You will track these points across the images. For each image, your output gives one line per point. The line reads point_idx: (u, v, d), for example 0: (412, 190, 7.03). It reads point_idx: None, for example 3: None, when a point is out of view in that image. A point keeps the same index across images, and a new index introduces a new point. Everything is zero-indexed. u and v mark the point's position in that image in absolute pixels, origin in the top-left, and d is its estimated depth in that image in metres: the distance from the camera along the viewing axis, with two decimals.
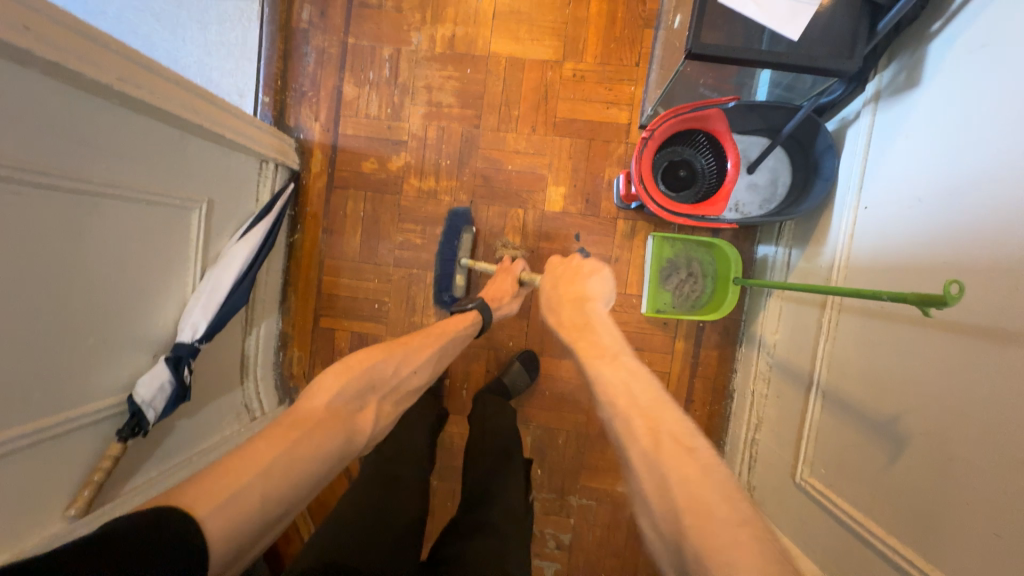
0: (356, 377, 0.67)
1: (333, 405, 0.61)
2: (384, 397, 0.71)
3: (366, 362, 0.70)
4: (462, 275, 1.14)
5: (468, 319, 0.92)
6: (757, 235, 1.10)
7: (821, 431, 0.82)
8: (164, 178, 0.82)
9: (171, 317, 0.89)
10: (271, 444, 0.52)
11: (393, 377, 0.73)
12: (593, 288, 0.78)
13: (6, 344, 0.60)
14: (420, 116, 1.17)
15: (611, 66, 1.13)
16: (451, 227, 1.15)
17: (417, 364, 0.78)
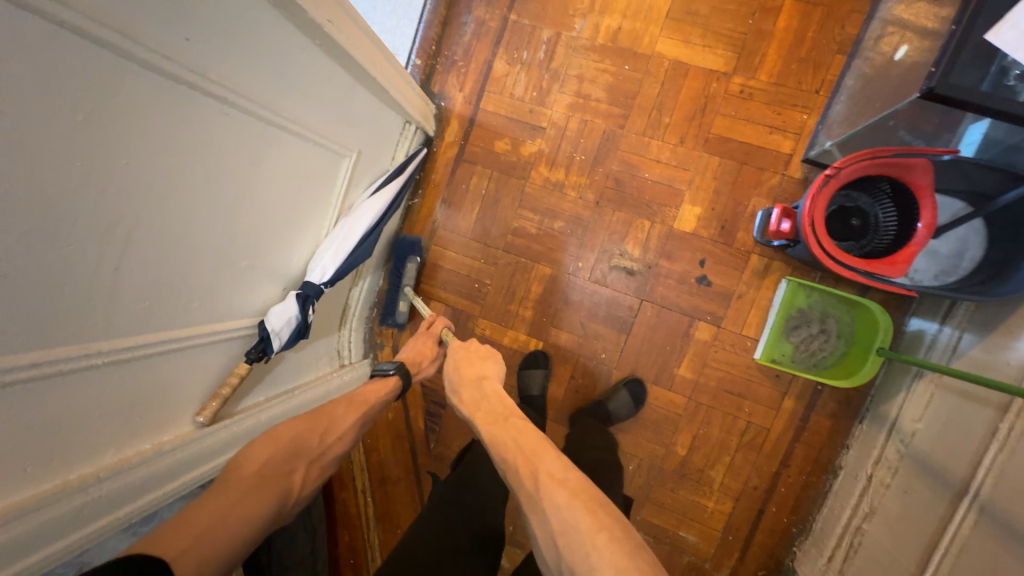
0: (281, 444, 0.70)
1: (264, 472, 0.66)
2: (314, 461, 0.73)
3: (289, 433, 0.72)
4: (405, 303, 1.18)
5: (388, 385, 0.91)
6: (913, 306, 0.97)
7: (968, 548, 0.71)
8: (332, 122, 0.84)
9: (305, 256, 0.92)
10: (217, 499, 0.58)
11: (318, 446, 0.75)
12: (491, 369, 0.83)
13: (183, 250, 0.64)
14: (564, 106, 1.13)
15: (786, 88, 1.03)
16: (399, 253, 1.20)
17: (343, 431, 0.79)
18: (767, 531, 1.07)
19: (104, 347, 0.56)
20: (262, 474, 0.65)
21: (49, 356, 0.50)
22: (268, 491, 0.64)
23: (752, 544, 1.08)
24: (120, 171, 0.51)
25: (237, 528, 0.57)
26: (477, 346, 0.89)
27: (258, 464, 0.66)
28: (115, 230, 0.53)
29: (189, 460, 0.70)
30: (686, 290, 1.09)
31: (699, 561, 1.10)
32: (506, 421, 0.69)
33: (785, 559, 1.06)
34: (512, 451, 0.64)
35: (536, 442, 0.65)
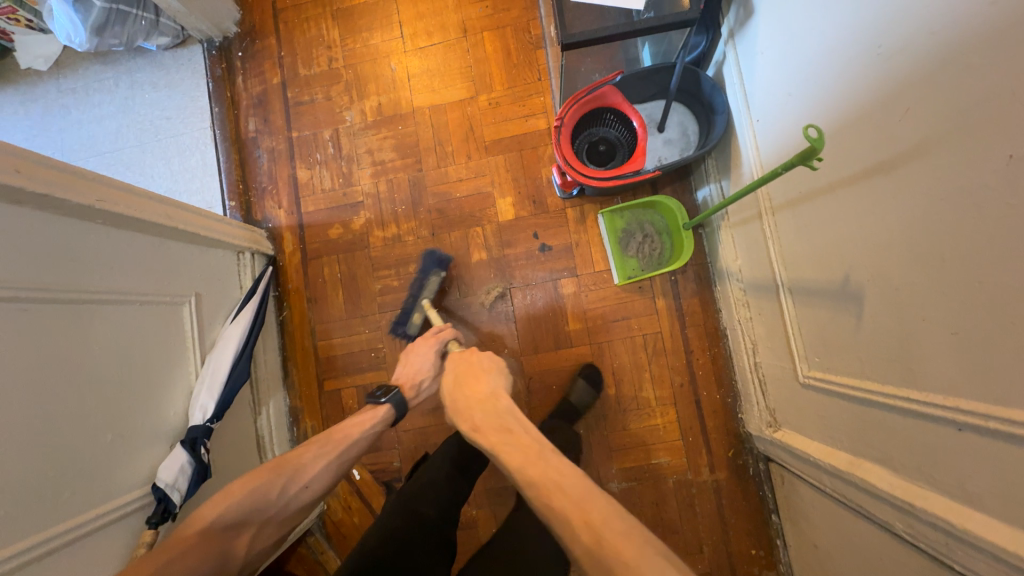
0: (236, 500, 0.73)
1: (211, 529, 0.68)
2: (265, 523, 0.75)
3: (248, 485, 0.75)
4: (419, 316, 1.12)
5: (377, 417, 0.90)
6: (692, 184, 1.19)
7: (801, 324, 0.86)
8: (154, 280, 0.92)
9: (181, 406, 0.93)
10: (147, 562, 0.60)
11: (281, 498, 0.77)
12: (491, 367, 0.80)
13: (32, 446, 0.65)
14: (368, 176, 1.30)
15: (519, 86, 1.29)
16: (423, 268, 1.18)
17: (310, 477, 0.80)
18: (712, 413, 1.16)
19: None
20: (206, 535, 0.67)
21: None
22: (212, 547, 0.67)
23: (708, 431, 1.16)
24: None
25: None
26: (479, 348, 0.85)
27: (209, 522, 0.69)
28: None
29: None
30: (537, 260, 1.24)
31: (683, 475, 1.15)
32: (537, 455, 0.61)
33: (740, 428, 1.15)
34: (544, 484, 0.57)
35: (575, 474, 0.57)
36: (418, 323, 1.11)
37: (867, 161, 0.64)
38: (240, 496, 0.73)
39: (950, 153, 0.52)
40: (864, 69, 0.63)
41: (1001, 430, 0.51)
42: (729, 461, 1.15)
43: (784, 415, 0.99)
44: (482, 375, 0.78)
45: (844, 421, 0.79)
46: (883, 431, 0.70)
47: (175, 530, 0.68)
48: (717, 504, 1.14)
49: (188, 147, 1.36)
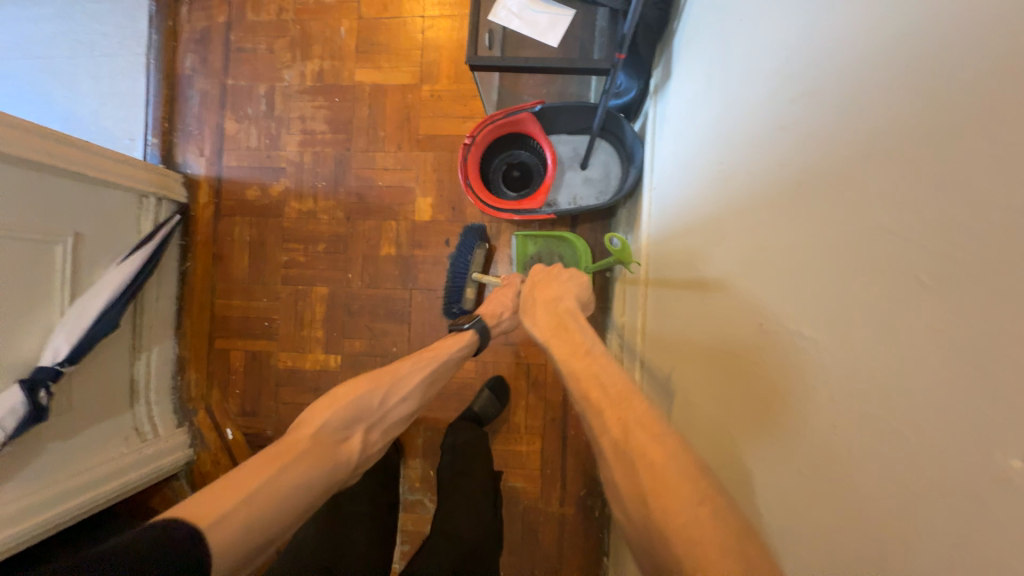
0: (338, 408, 0.69)
1: (321, 432, 0.65)
2: (370, 425, 0.72)
3: (351, 393, 0.71)
4: (473, 288, 1.13)
5: (462, 339, 0.89)
6: (609, 226, 1.17)
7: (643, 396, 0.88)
8: (25, 216, 0.90)
9: (36, 344, 0.94)
10: (253, 470, 0.57)
11: (379, 409, 0.73)
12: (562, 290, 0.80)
13: None
14: (296, 144, 1.27)
15: (464, 84, 1.23)
16: (465, 241, 1.16)
17: (403, 393, 0.77)
18: (574, 452, 1.20)
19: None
20: (315, 439, 0.64)
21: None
22: (320, 452, 0.63)
23: (568, 470, 1.20)
24: None
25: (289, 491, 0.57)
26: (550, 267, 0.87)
27: (314, 426, 0.66)
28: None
29: None
30: (443, 269, 1.23)
31: (533, 502, 1.20)
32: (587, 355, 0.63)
33: (596, 472, 1.19)
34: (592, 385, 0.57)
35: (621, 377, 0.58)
36: (474, 293, 1.13)
37: (705, 273, 0.65)
38: (343, 404, 0.69)
39: (752, 293, 0.53)
40: (721, 179, 0.63)
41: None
42: (578, 499, 1.19)
43: None
44: (556, 282, 0.82)
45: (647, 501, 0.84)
46: None
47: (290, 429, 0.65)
48: (557, 536, 1.19)
49: (119, 70, 1.29)
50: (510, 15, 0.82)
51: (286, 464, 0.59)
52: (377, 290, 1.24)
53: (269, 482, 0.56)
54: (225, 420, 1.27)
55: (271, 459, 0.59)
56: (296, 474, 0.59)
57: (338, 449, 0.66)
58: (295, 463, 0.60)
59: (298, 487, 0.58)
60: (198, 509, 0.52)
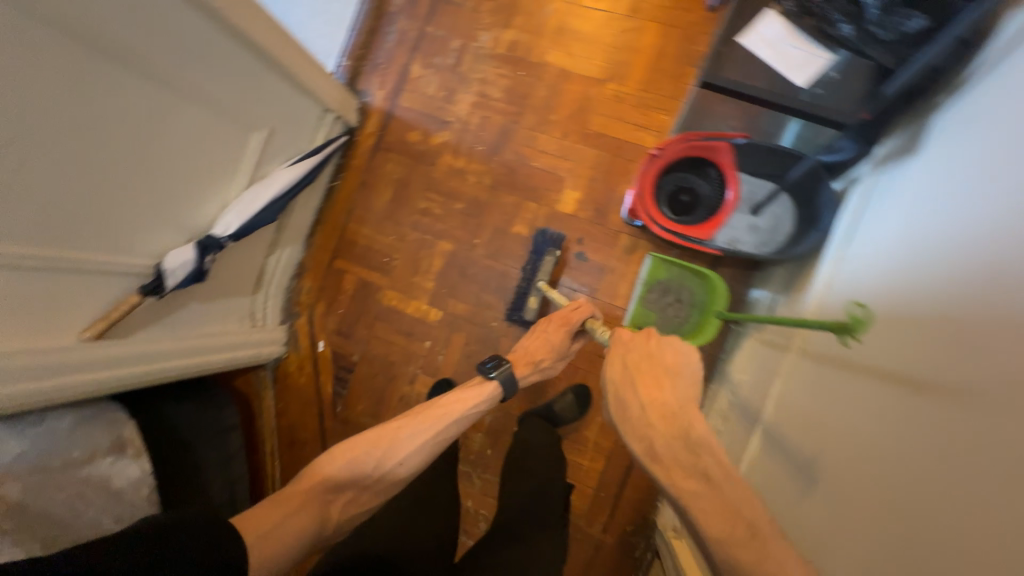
0: (341, 463, 0.77)
1: (321, 482, 0.74)
2: (360, 489, 0.79)
3: (352, 451, 0.79)
4: (536, 297, 1.17)
5: (485, 394, 0.94)
6: (752, 279, 1.11)
7: (753, 465, 0.82)
8: (241, 101, 0.98)
9: (211, 213, 1.04)
10: (262, 514, 0.67)
11: (375, 473, 0.80)
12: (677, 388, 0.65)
13: (83, 189, 0.75)
14: (468, 104, 1.30)
15: (650, 94, 1.21)
16: (536, 247, 1.20)
17: (404, 455, 0.83)
18: (634, 486, 1.16)
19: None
20: (309, 491, 0.73)
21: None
22: (313, 506, 0.72)
23: (621, 503, 1.16)
24: (37, 112, 0.63)
25: (283, 540, 0.66)
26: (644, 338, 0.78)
27: (325, 475, 0.76)
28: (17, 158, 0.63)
29: (70, 364, 0.80)
30: (566, 265, 1.22)
31: (576, 519, 1.17)
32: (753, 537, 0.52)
33: (650, 514, 1.15)
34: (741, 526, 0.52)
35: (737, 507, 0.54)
36: (536, 306, 1.16)
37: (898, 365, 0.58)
38: (343, 466, 0.77)
39: (980, 415, 0.46)
40: (954, 274, 0.55)
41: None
42: (622, 534, 1.15)
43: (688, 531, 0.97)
44: (667, 382, 0.65)
45: None
46: None
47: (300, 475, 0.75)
48: (588, 561, 1.16)
49: None
50: (761, 42, 0.80)
51: (282, 514, 0.68)
52: (495, 263, 1.25)
53: (279, 524, 0.67)
54: (321, 332, 1.35)
55: (279, 505, 0.69)
56: (285, 533, 0.67)
57: (326, 508, 0.74)
58: (286, 513, 0.69)
59: (297, 534, 0.68)
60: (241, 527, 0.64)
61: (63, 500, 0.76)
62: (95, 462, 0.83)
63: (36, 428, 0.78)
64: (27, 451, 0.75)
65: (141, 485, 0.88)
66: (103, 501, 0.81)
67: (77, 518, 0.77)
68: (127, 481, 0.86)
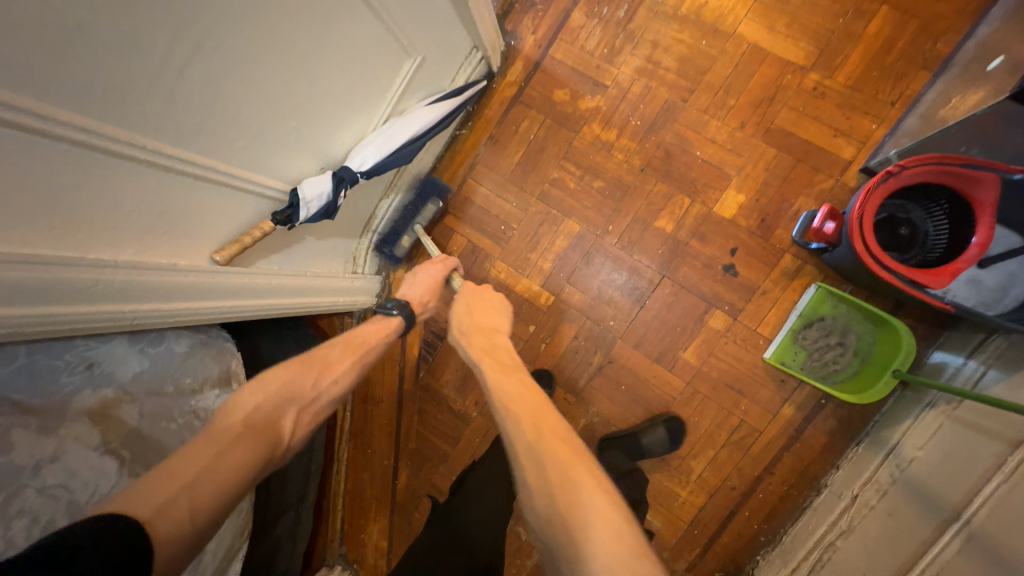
0: (272, 388, 0.69)
1: (250, 418, 0.63)
2: (304, 407, 0.71)
3: (281, 377, 0.70)
4: (409, 238, 1.18)
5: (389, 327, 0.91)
6: (939, 340, 0.94)
7: (946, 573, 0.69)
8: (406, 18, 0.85)
9: (348, 143, 0.93)
10: (194, 457, 0.54)
11: (311, 392, 0.73)
12: (500, 324, 0.91)
13: (239, 89, 0.64)
14: (632, 68, 1.12)
15: (862, 95, 1.00)
16: (421, 192, 1.18)
17: (338, 373, 0.78)
18: (734, 533, 1.05)
19: (135, 140, 0.54)
20: (249, 425, 0.62)
21: (80, 123, 0.48)
22: (260, 432, 0.62)
23: (715, 545, 1.05)
24: None
25: (233, 472, 0.56)
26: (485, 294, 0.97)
27: (245, 411, 0.64)
28: (184, 24, 0.51)
29: (198, 288, 0.71)
30: (710, 275, 1.07)
31: (659, 548, 1.08)
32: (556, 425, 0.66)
33: (746, 567, 1.04)
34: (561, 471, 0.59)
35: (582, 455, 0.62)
36: (408, 245, 1.18)
37: None
38: (273, 390, 0.68)
39: None
40: None
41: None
42: None
43: None
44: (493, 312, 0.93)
45: None
46: None
47: (214, 416, 0.62)
48: None
49: None
50: None
51: (225, 448, 0.57)
52: (625, 256, 1.11)
53: (209, 466, 0.54)
54: None
55: (214, 440, 0.57)
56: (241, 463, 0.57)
57: (272, 430, 0.64)
58: (233, 446, 0.58)
59: (245, 465, 0.57)
60: (141, 499, 0.48)
61: (174, 431, 0.71)
62: (203, 394, 0.77)
63: (155, 348, 0.73)
64: (141, 372, 0.70)
65: None
66: None
67: None
68: None
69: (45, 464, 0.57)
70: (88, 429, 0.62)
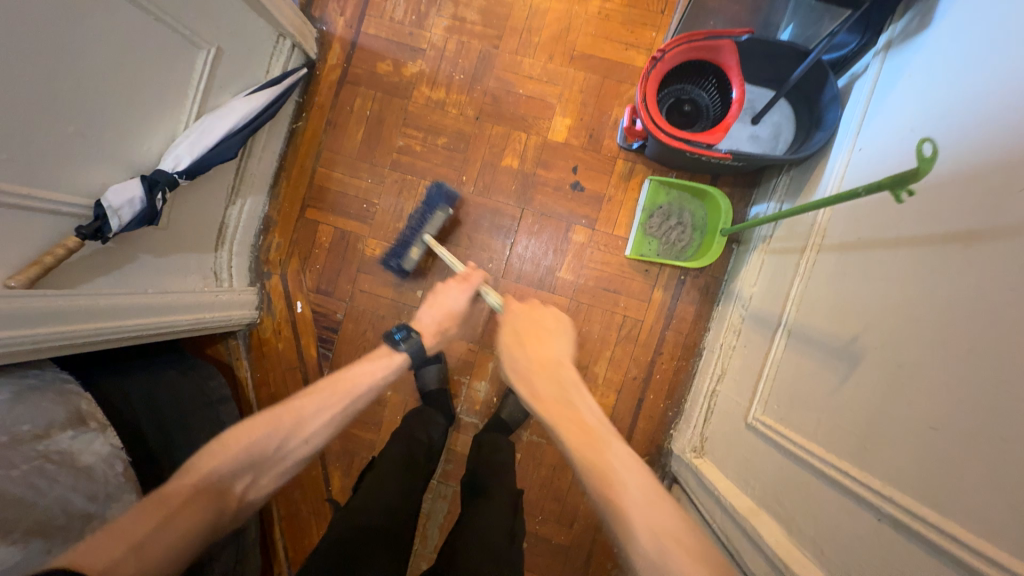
0: (236, 451, 0.63)
1: (208, 478, 0.59)
2: (264, 472, 0.64)
3: (245, 436, 0.64)
4: (419, 249, 1.09)
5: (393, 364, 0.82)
6: (752, 196, 1.10)
7: (781, 367, 0.81)
8: (186, 8, 0.83)
9: (157, 147, 0.89)
10: (136, 521, 0.52)
11: (278, 453, 0.66)
12: (560, 352, 0.76)
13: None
14: (442, 28, 1.19)
15: (637, 9, 1.15)
16: (428, 200, 1.11)
17: (311, 432, 0.70)
18: (647, 417, 1.14)
19: None
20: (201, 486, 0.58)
21: None
22: (206, 500, 0.57)
23: (635, 433, 1.14)
24: None
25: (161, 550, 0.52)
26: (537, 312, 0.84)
27: (202, 471, 0.60)
28: None
29: (4, 320, 0.65)
30: (562, 196, 1.16)
31: None
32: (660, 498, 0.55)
33: (665, 442, 1.13)
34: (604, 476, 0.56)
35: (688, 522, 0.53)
36: (418, 256, 1.10)
37: (958, 225, 0.55)
38: (237, 447, 0.63)
39: None
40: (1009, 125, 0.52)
41: (944, 547, 0.48)
42: None
43: (713, 447, 0.97)
44: (547, 338, 0.78)
45: (765, 473, 0.78)
46: (801, 491, 0.70)
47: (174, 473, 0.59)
48: None
49: None
50: None
51: (169, 516, 0.54)
52: (486, 201, 1.17)
53: (149, 537, 0.52)
54: (297, 292, 1.22)
55: (161, 505, 0.54)
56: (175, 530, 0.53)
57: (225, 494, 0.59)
58: (178, 511, 0.55)
59: (188, 539, 0.54)
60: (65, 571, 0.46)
61: (18, 477, 0.64)
62: (51, 437, 0.71)
63: None
64: None
65: (113, 460, 0.77)
66: (70, 479, 0.70)
67: (40, 498, 0.65)
68: (96, 457, 0.75)
69: None
70: None
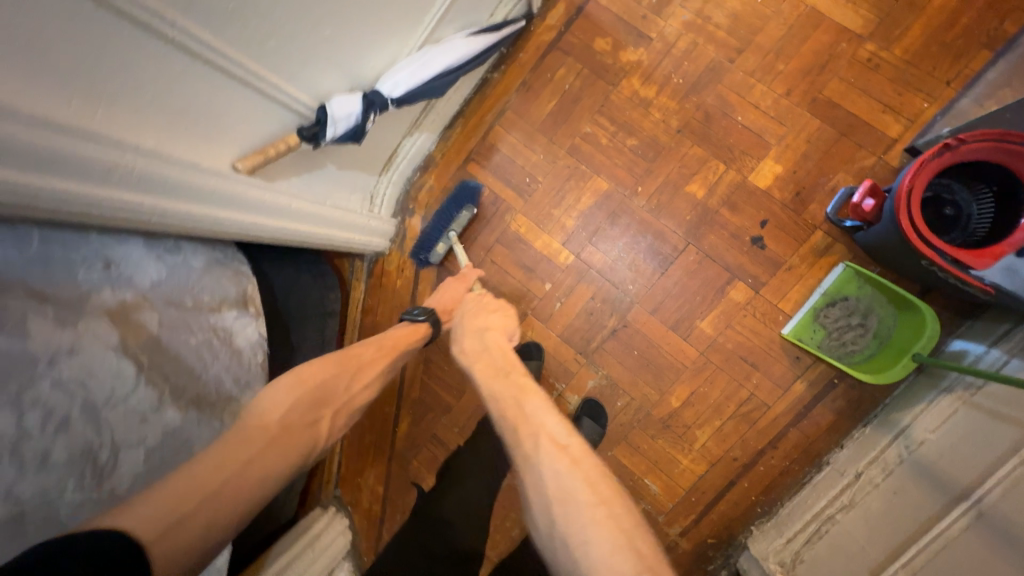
0: (308, 388, 0.67)
1: (284, 422, 0.63)
2: (335, 412, 0.70)
3: (319, 377, 0.69)
4: (444, 245, 1.15)
5: (419, 334, 0.86)
6: (961, 328, 0.93)
7: (954, 548, 0.70)
8: None
9: (378, 68, 0.86)
10: (215, 461, 0.55)
11: (343, 394, 0.72)
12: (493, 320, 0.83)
13: None
14: (680, 22, 1.07)
15: (918, 70, 0.97)
16: (456, 196, 1.15)
17: (368, 380, 0.76)
18: (730, 502, 1.05)
19: (167, 17, 0.49)
20: (280, 429, 0.63)
21: None
22: (289, 440, 0.63)
23: (712, 511, 1.06)
24: None
25: (245, 488, 0.56)
26: (489, 298, 0.90)
27: (276, 416, 0.63)
28: None
29: (218, 198, 0.66)
30: (737, 246, 1.04)
31: (655, 513, 1.08)
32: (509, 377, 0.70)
33: (739, 534, 1.05)
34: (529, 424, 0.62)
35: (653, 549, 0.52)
36: (443, 251, 1.15)
37: None
38: (305, 390, 0.67)
39: None
40: None
41: None
42: (701, 543, 1.07)
43: (809, 574, 0.87)
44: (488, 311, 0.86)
45: None
46: None
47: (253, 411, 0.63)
48: None
49: None
50: None
51: (247, 456, 0.58)
52: (652, 220, 1.08)
53: (232, 475, 0.55)
54: (431, 239, 1.22)
55: (239, 450, 0.58)
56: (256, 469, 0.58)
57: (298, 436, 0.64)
58: (255, 453, 0.58)
59: (264, 479, 0.58)
60: (153, 512, 0.49)
61: (193, 345, 0.67)
62: (220, 313, 0.73)
63: (172, 257, 0.69)
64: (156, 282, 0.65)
65: (258, 349, 0.77)
66: (226, 358, 0.71)
67: (204, 370, 0.68)
68: (247, 342, 0.76)
69: (62, 357, 0.53)
70: (107, 328, 0.58)
